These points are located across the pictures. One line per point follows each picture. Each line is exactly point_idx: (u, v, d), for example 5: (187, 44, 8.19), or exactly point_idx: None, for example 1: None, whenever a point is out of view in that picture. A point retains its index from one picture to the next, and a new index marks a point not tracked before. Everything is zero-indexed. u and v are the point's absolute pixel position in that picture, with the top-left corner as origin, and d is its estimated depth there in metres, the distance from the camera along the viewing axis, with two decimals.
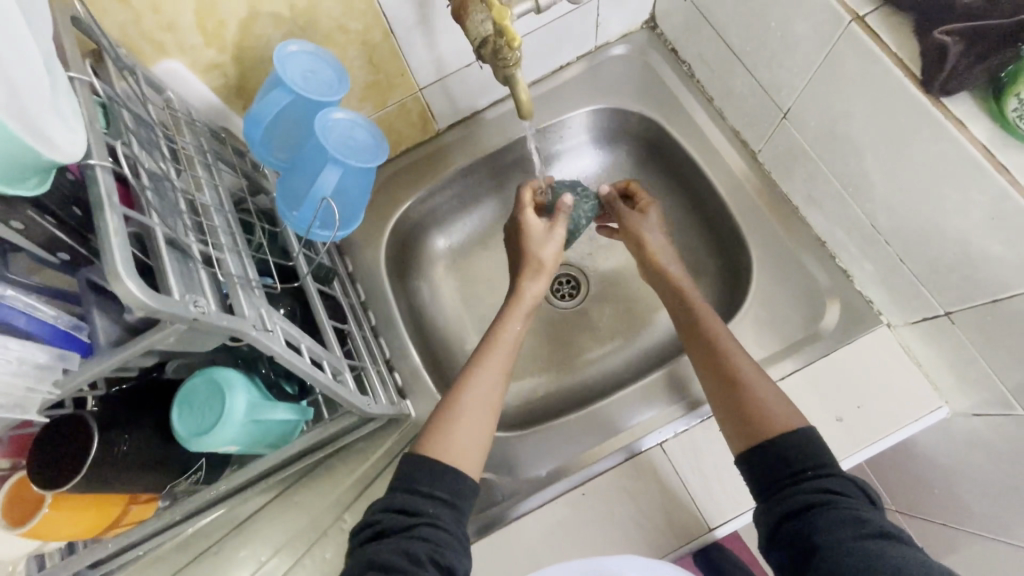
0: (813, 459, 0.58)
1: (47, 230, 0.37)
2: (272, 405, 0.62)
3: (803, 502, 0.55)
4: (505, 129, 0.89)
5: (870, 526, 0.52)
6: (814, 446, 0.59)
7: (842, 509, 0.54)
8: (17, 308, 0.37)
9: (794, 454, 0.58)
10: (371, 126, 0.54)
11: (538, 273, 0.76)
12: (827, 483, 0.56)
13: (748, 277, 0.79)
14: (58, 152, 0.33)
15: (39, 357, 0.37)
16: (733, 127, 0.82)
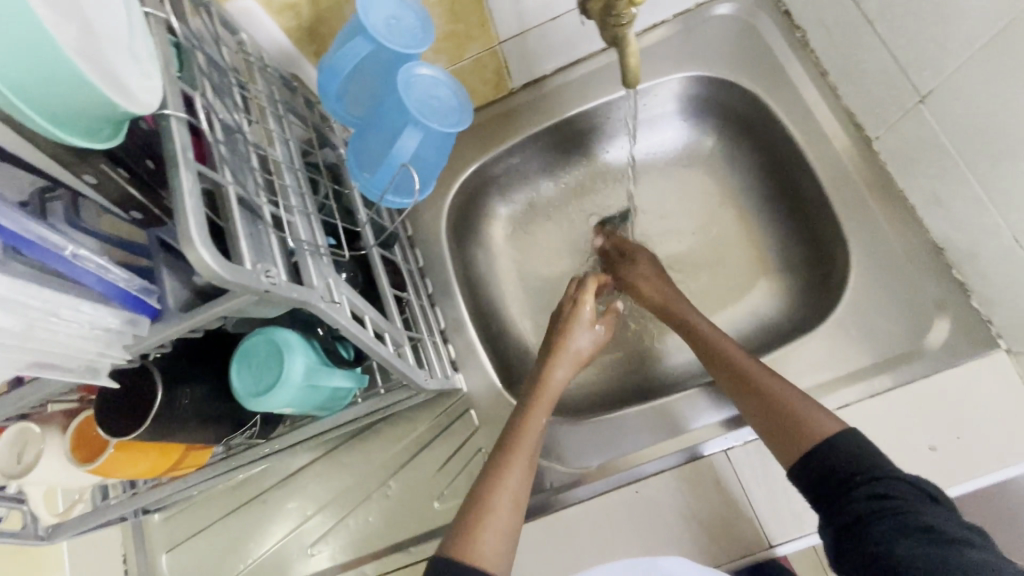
0: (863, 462, 0.54)
1: (120, 185, 0.35)
2: (330, 371, 0.60)
3: (859, 511, 0.51)
4: (585, 92, 0.81)
5: (935, 535, 0.48)
6: (864, 447, 0.55)
7: (904, 517, 0.49)
8: (88, 268, 0.34)
9: (842, 457, 0.54)
10: (455, 86, 0.49)
11: (572, 363, 0.71)
12: (880, 486, 0.52)
13: (842, 279, 0.71)
14: (137, 104, 0.30)
15: (112, 322, 0.35)
16: (848, 108, 0.72)
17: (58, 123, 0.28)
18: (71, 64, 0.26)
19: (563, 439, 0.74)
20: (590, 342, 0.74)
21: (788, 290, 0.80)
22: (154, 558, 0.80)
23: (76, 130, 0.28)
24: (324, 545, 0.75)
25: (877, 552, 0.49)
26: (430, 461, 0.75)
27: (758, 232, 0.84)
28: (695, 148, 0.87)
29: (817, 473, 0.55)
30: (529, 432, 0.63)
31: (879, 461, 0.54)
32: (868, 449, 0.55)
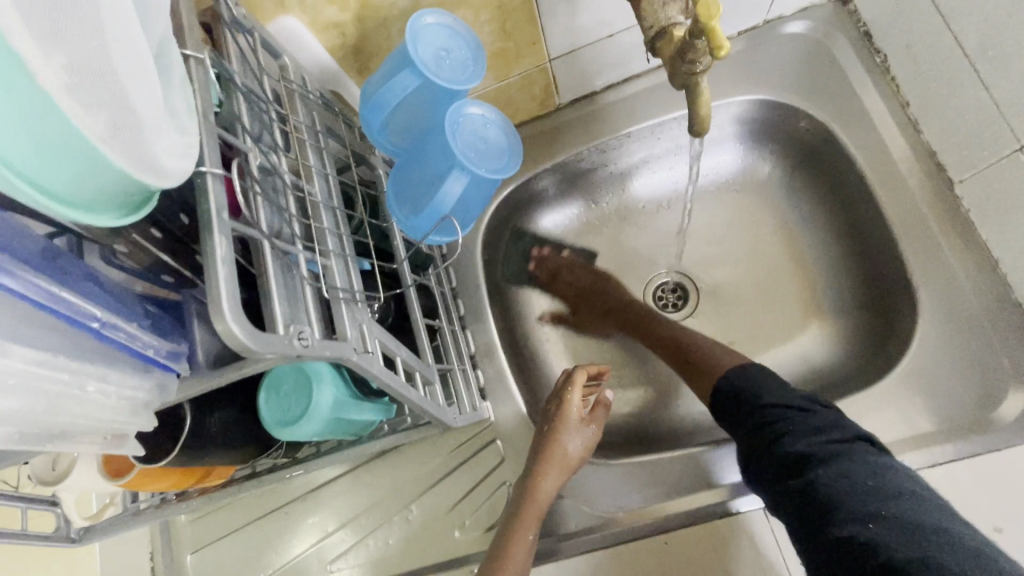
0: (754, 393, 0.63)
1: (151, 253, 0.35)
2: (358, 405, 0.59)
3: (759, 437, 0.61)
4: (635, 111, 0.77)
5: (815, 452, 0.57)
6: (757, 378, 0.64)
7: (790, 440, 0.59)
8: (117, 338, 0.32)
9: (744, 394, 0.64)
10: (504, 126, 0.47)
11: (561, 471, 0.65)
12: (769, 410, 0.62)
13: (906, 333, 0.66)
14: (167, 178, 0.28)
15: (140, 394, 0.35)
16: (930, 146, 0.66)
17: (89, 203, 0.26)
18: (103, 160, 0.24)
19: (590, 479, 0.72)
20: (580, 444, 0.67)
21: (843, 335, 0.74)
22: (180, 558, 0.81)
23: (107, 205, 0.27)
24: (343, 563, 0.75)
25: (769, 472, 0.59)
26: (453, 489, 0.73)
27: (812, 269, 0.78)
28: (750, 173, 0.82)
29: (729, 409, 0.65)
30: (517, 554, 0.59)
31: (765, 386, 0.64)
32: (762, 378, 0.64)
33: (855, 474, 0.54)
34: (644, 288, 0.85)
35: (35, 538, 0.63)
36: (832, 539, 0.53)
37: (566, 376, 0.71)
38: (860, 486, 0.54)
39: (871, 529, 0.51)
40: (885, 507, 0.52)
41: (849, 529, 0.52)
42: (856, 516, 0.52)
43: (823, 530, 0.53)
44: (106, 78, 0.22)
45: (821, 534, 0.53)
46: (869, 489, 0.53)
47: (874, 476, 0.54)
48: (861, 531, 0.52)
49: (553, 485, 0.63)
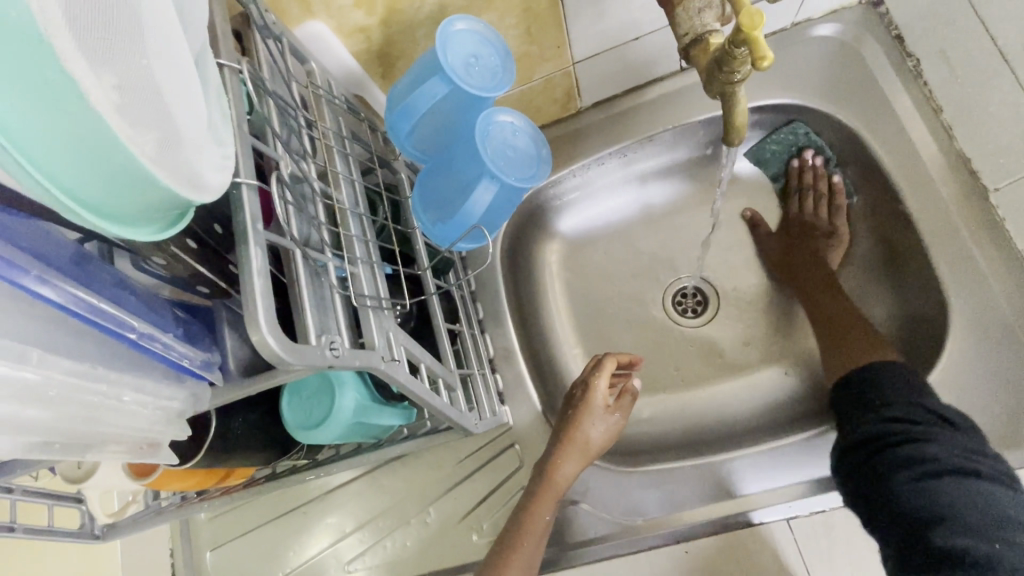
0: (886, 396, 0.60)
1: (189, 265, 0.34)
2: (380, 409, 0.59)
3: (872, 439, 0.58)
4: (660, 114, 0.75)
5: (940, 462, 0.55)
6: (891, 381, 0.61)
7: (923, 445, 0.56)
8: (153, 346, 0.32)
9: (873, 395, 0.61)
10: (532, 132, 0.46)
11: (582, 457, 0.64)
12: (905, 413, 0.58)
13: (936, 344, 0.64)
14: (208, 192, 0.28)
15: (175, 402, 0.35)
16: (963, 153, 0.65)
17: (125, 216, 0.26)
18: (148, 175, 0.24)
19: (611, 486, 0.69)
20: (601, 430, 0.66)
21: None
22: (199, 554, 0.82)
23: (144, 218, 0.27)
24: (360, 564, 0.75)
25: (877, 467, 0.57)
26: (471, 492, 0.73)
27: (837, 277, 0.77)
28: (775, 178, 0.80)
29: (848, 406, 0.63)
30: (530, 532, 0.59)
31: (895, 391, 0.60)
32: (894, 381, 0.61)
33: (982, 493, 0.52)
34: (663, 292, 0.85)
35: (60, 535, 0.64)
36: (937, 546, 0.52)
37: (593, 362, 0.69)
38: (995, 511, 0.52)
39: (993, 548, 0.50)
40: (1019, 536, 0.50)
41: (961, 541, 0.51)
42: (976, 533, 0.51)
43: (927, 534, 0.53)
44: (150, 95, 0.22)
45: (922, 540, 0.53)
46: (997, 514, 0.51)
47: (1007, 504, 0.52)
48: (980, 547, 0.50)
49: (573, 471, 0.63)
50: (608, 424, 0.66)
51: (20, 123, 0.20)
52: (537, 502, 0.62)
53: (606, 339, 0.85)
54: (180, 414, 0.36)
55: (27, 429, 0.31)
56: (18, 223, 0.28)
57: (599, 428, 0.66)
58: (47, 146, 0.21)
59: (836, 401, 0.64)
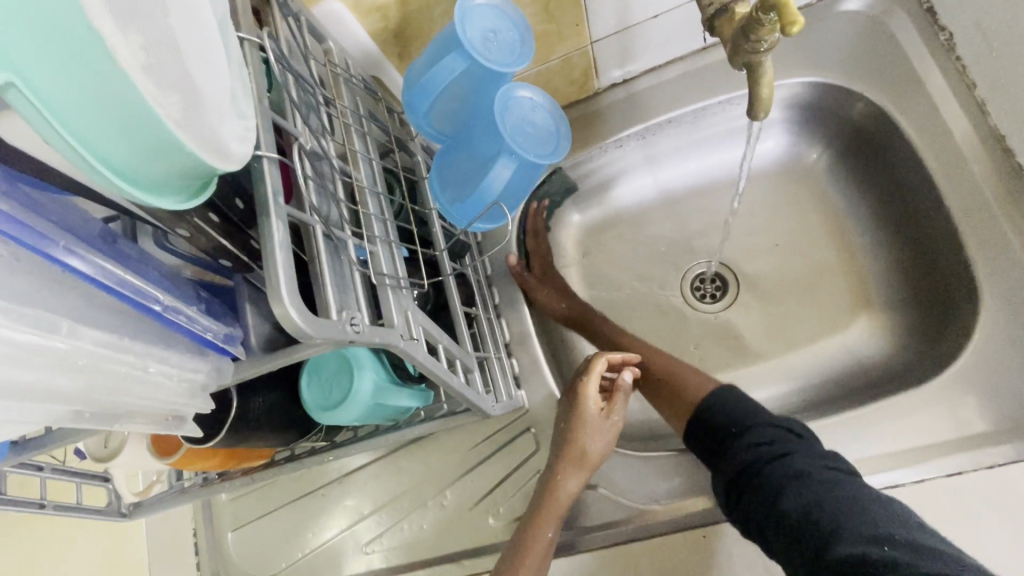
0: (715, 418, 0.61)
1: (213, 240, 0.33)
2: (397, 390, 0.59)
3: (744, 465, 0.56)
4: (677, 95, 0.74)
5: (807, 471, 0.52)
6: (737, 404, 0.61)
7: (783, 459, 0.54)
8: (178, 320, 0.33)
9: (718, 420, 0.61)
10: (553, 108, 0.46)
11: (581, 469, 0.63)
12: (757, 433, 0.58)
13: (965, 328, 0.62)
14: (232, 160, 0.28)
15: (198, 376, 0.36)
16: (997, 129, 0.62)
17: (152, 185, 0.26)
18: (172, 138, 0.24)
19: (627, 469, 0.69)
20: (601, 442, 0.64)
21: (893, 329, 0.71)
22: (221, 535, 0.84)
23: (172, 187, 0.27)
24: (377, 546, 0.76)
25: (758, 496, 0.53)
26: (488, 475, 0.74)
27: (861, 262, 0.75)
28: (796, 160, 0.79)
29: (701, 435, 0.62)
30: (536, 550, 0.59)
31: (756, 414, 0.60)
32: (740, 404, 0.61)
33: (858, 493, 0.49)
34: (681, 277, 0.83)
35: (88, 512, 0.66)
36: (837, 565, 0.45)
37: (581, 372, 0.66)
38: (875, 512, 0.47)
39: (886, 550, 0.44)
40: (895, 530, 0.45)
41: (857, 548, 0.45)
42: (868, 537, 0.45)
43: (827, 552, 0.46)
44: (173, 54, 0.23)
45: (824, 560, 0.46)
46: (874, 513, 0.47)
47: (876, 501, 0.48)
48: (876, 552, 0.44)
49: (574, 484, 0.63)
50: (602, 432, 0.63)
51: (48, 83, 0.21)
52: (542, 519, 0.61)
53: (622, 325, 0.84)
54: (204, 388, 0.37)
55: (60, 398, 0.31)
56: (45, 197, 0.29)
57: (590, 439, 0.63)
58: (75, 108, 0.22)
59: (689, 436, 0.64)
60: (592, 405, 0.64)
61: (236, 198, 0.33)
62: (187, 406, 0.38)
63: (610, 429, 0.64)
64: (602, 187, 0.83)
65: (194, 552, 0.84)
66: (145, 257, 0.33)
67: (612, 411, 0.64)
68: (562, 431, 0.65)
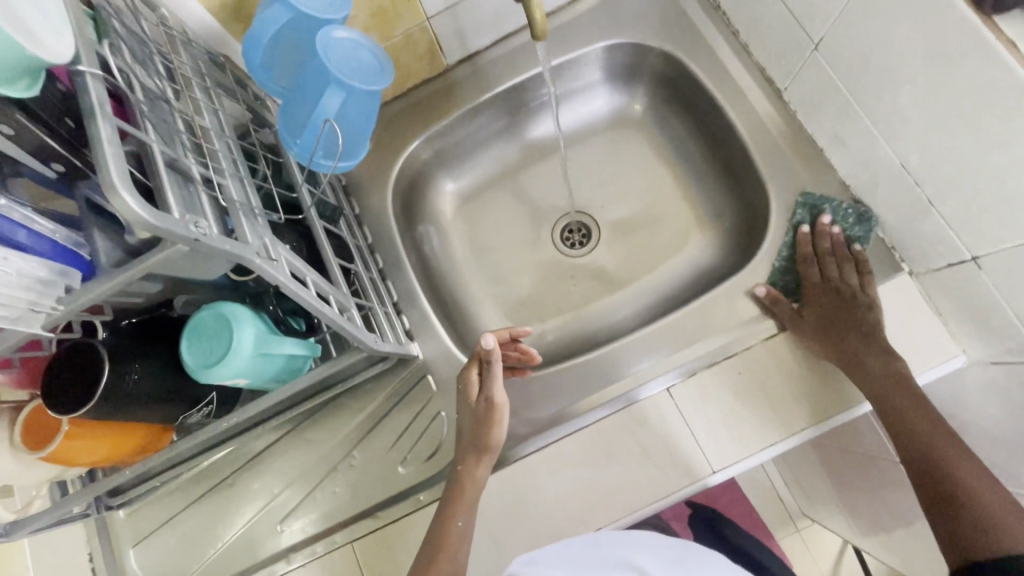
0: (991, 512, 0.56)
1: (38, 137, 0.39)
2: (281, 339, 0.62)
3: (997, 538, 0.55)
4: (517, 66, 0.85)
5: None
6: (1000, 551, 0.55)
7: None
8: (16, 221, 0.37)
9: (978, 527, 0.56)
10: (377, 49, 0.51)
11: (482, 453, 0.69)
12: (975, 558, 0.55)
13: (765, 223, 0.77)
14: (47, 49, 0.33)
15: (41, 271, 0.37)
16: (760, 63, 0.77)
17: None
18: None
19: (523, 393, 0.77)
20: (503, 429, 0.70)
21: (721, 238, 0.85)
22: (121, 554, 0.79)
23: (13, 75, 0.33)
24: (292, 521, 0.76)
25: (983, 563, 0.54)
26: (391, 428, 0.77)
27: (694, 192, 0.88)
28: (626, 113, 0.92)
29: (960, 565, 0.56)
30: (449, 541, 0.64)
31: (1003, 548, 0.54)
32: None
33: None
34: (551, 228, 0.93)
35: None
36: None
37: (464, 368, 0.74)
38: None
39: None
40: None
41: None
42: None
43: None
44: None
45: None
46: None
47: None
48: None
49: (479, 469, 0.68)
50: (485, 415, 0.70)
51: None
52: (452, 510, 0.66)
53: (505, 278, 0.92)
54: (48, 284, 0.38)
55: None
56: None
57: (477, 423, 0.70)
58: None
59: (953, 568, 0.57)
60: (472, 391, 0.72)
61: (66, 117, 0.41)
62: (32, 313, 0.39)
63: (492, 410, 0.70)
64: (469, 156, 0.92)
65: None
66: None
67: (484, 393, 0.71)
68: (465, 421, 0.72)
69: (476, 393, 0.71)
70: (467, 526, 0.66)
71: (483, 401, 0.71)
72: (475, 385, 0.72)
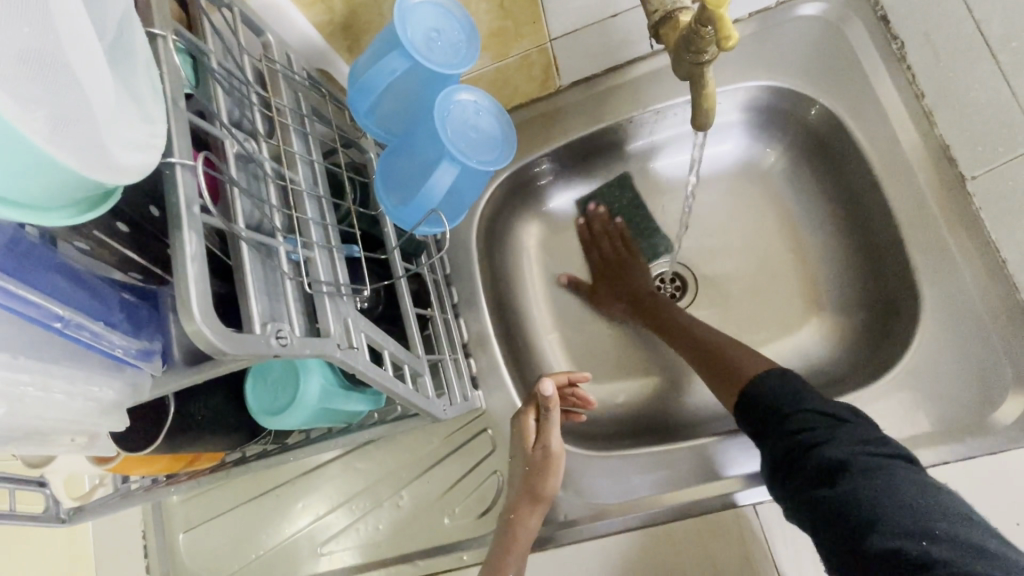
0: (784, 399, 0.59)
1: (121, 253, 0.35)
2: (347, 395, 0.58)
3: (795, 441, 0.55)
4: (636, 98, 0.74)
5: (850, 462, 0.52)
6: (840, 481, 0.52)
7: (820, 449, 0.54)
8: (86, 339, 0.33)
9: (769, 403, 0.60)
10: (497, 111, 0.46)
11: (535, 502, 0.65)
12: (885, 549, 0.47)
13: (907, 330, 0.65)
14: (119, 172, 0.27)
15: (111, 394, 0.36)
16: (943, 140, 0.63)
17: (36, 199, 0.25)
18: (43, 155, 0.23)
19: (583, 469, 0.71)
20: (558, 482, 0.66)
21: (843, 328, 0.73)
22: (172, 537, 0.82)
23: (63, 201, 0.27)
24: (336, 546, 0.75)
25: (849, 526, 0.49)
26: (445, 475, 0.74)
27: (815, 266, 0.76)
28: (755, 163, 0.80)
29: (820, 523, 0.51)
30: None
31: (870, 510, 0.49)
32: (789, 386, 0.59)
33: (883, 490, 0.49)
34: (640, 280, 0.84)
35: (23, 518, 0.62)
36: (873, 556, 0.47)
37: (519, 412, 0.70)
38: (899, 496, 0.49)
39: (922, 544, 0.46)
40: (937, 525, 0.46)
41: (895, 541, 0.47)
42: (903, 530, 0.47)
43: (860, 540, 0.48)
44: (60, 79, 0.22)
45: (859, 551, 0.48)
46: (907, 502, 0.48)
47: (916, 489, 0.49)
48: (911, 546, 0.46)
49: (533, 518, 0.64)
50: (540, 466, 0.66)
51: None
52: (503, 558, 0.62)
53: (581, 324, 0.84)
54: (117, 405, 0.38)
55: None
56: None
57: (530, 471, 0.66)
58: None
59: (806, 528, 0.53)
60: (528, 437, 0.68)
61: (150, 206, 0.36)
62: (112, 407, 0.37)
63: (548, 459, 0.66)
64: (560, 184, 0.83)
65: (143, 554, 0.82)
66: (54, 247, 0.33)
67: (541, 441, 0.66)
68: (518, 469, 0.67)
69: (533, 441, 0.67)
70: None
71: (539, 450, 0.66)
72: (531, 432, 0.68)
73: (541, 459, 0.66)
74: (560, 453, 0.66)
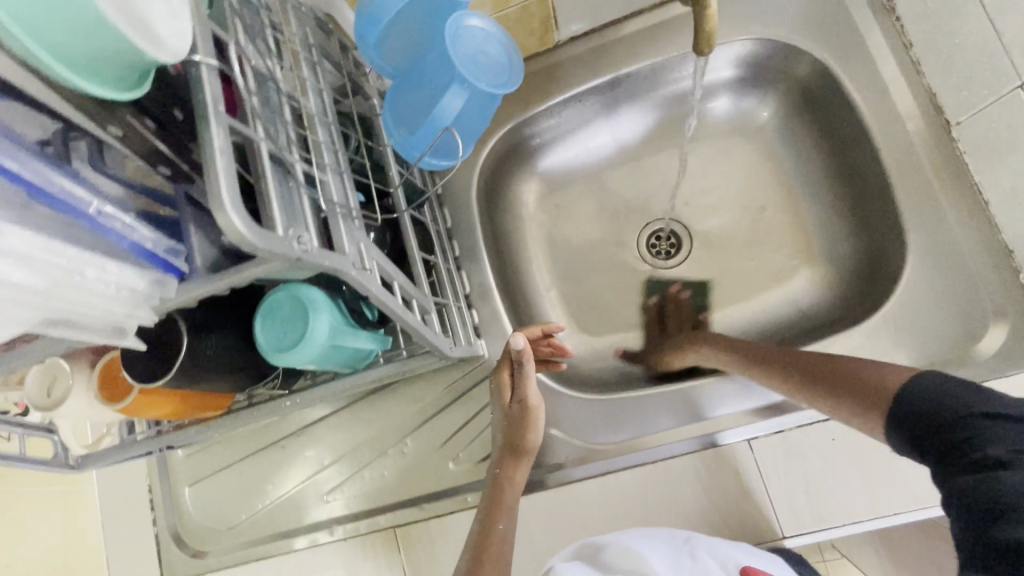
0: (966, 396, 0.45)
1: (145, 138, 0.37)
2: (354, 332, 0.59)
3: (948, 442, 0.44)
4: (635, 52, 0.75)
5: (1014, 462, 0.40)
6: (1001, 468, 0.40)
7: (976, 448, 0.42)
8: (116, 227, 0.35)
9: (928, 396, 0.47)
10: (505, 39, 0.48)
11: (518, 457, 0.67)
12: (1017, 540, 0.36)
13: (894, 271, 0.68)
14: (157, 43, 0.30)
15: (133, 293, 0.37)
16: (930, 88, 0.66)
17: (86, 65, 0.30)
18: (95, 8, 0.28)
19: (582, 414, 0.72)
20: (538, 435, 0.68)
21: (835, 276, 0.75)
22: (177, 491, 0.83)
23: (110, 80, 0.31)
24: (339, 494, 0.77)
25: (985, 511, 0.39)
26: (448, 422, 0.76)
27: (806, 219, 0.79)
28: (750, 119, 0.82)
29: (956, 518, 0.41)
30: (491, 549, 0.61)
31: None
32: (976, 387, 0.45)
33: None
34: (637, 237, 0.85)
35: (33, 462, 0.64)
36: (1000, 547, 0.37)
37: (495, 369, 0.71)
38: None
39: None
40: None
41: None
42: None
43: (990, 529, 0.38)
44: None
45: (984, 542, 0.38)
46: None
47: None
48: None
49: (517, 472, 0.66)
50: (518, 417, 0.67)
51: None
52: (492, 514, 0.64)
53: (579, 280, 0.85)
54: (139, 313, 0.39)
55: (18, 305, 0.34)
56: None
57: (510, 425, 0.67)
58: None
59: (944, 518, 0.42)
60: (505, 392, 0.69)
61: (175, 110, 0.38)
62: (129, 320, 0.38)
63: (525, 412, 0.67)
64: (558, 142, 0.84)
65: (149, 508, 0.83)
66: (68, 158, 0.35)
67: (518, 394, 0.67)
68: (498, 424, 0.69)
69: (510, 395, 0.68)
70: (508, 529, 0.64)
71: (516, 405, 0.67)
72: (508, 387, 0.69)
73: (520, 416, 0.67)
74: (539, 405, 0.67)
